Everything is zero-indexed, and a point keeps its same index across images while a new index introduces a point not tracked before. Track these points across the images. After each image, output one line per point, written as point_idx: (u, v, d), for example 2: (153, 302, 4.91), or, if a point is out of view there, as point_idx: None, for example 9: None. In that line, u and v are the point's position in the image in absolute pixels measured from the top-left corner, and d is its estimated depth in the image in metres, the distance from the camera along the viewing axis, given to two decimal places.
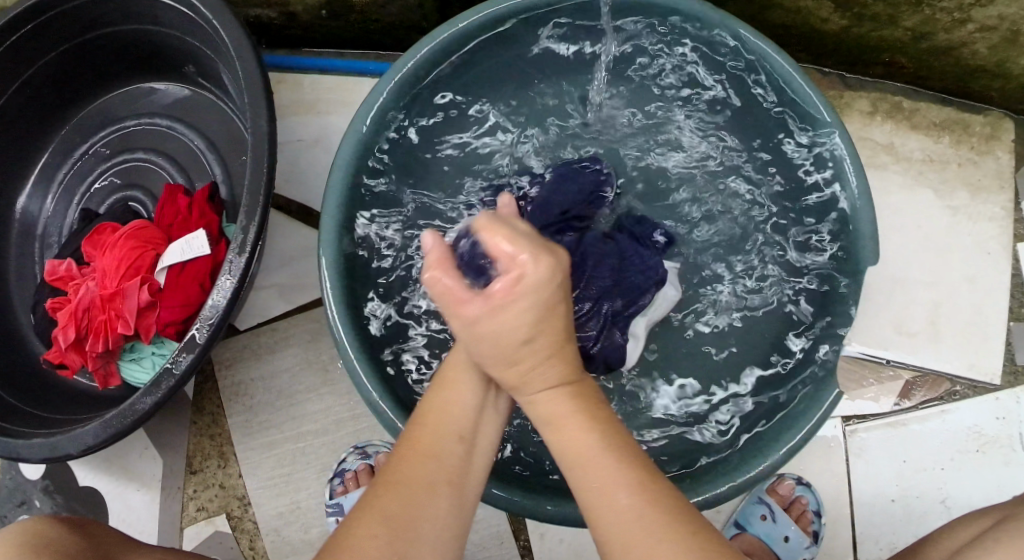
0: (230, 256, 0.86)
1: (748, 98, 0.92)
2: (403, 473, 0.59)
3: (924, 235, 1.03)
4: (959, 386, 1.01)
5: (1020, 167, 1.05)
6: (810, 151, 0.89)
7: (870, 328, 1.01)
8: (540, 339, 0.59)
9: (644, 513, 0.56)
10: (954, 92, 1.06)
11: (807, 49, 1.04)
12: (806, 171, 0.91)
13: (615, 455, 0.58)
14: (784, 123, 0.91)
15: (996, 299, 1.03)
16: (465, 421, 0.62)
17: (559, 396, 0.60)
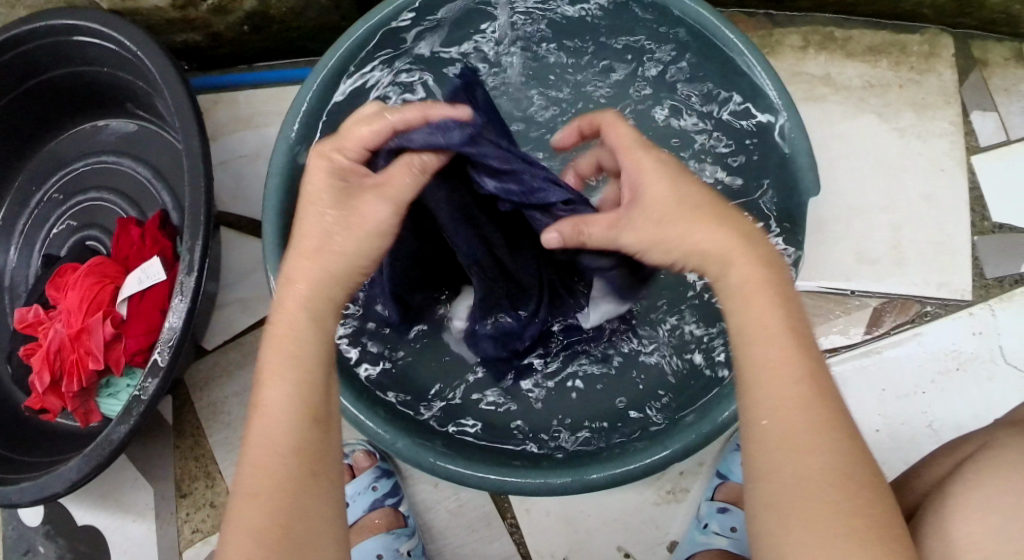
0: (180, 277, 0.88)
1: (666, 46, 0.92)
2: (252, 479, 0.56)
3: (874, 160, 1.02)
4: (929, 306, 1.00)
5: (963, 81, 1.05)
6: (734, 86, 0.89)
7: (830, 261, 1.01)
8: (787, 361, 0.56)
9: (792, 427, 0.54)
10: (886, 15, 1.05)
11: None
12: (737, 114, 0.91)
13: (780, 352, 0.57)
14: (704, 62, 0.90)
15: (957, 215, 1.02)
16: (311, 373, 0.60)
17: (771, 395, 0.56)
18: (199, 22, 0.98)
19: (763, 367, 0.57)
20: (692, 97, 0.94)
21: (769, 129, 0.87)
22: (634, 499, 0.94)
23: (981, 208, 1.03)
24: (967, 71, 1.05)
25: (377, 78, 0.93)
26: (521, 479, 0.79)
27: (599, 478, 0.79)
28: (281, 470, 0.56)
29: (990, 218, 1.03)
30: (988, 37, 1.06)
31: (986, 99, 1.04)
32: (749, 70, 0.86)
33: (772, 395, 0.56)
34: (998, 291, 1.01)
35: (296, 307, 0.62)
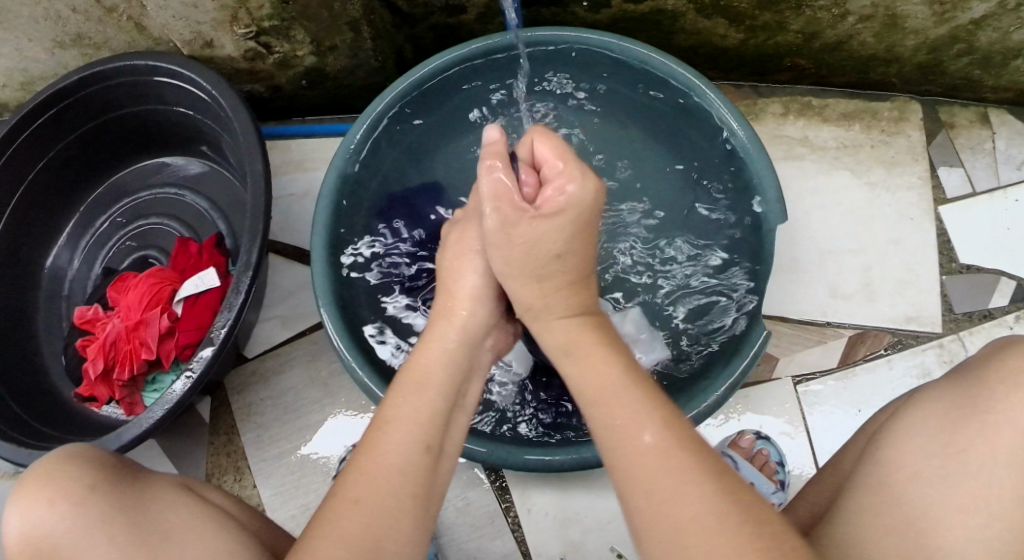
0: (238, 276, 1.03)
1: (653, 102, 1.07)
2: (364, 488, 0.64)
3: (846, 208, 1.12)
4: (899, 337, 1.08)
5: (930, 141, 1.16)
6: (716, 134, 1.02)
7: (806, 294, 1.09)
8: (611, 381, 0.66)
9: (664, 433, 0.62)
10: (858, 85, 1.18)
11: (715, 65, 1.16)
12: (718, 157, 1.04)
13: (614, 374, 0.66)
14: (687, 113, 1.05)
15: (927, 254, 1.11)
16: (432, 399, 0.70)
17: (657, 476, 0.59)
18: (264, 74, 1.16)
19: (611, 392, 0.65)
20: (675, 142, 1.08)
21: (747, 168, 1.00)
22: None
23: (949, 251, 1.12)
24: (935, 132, 1.16)
25: (409, 128, 1.08)
26: (521, 456, 0.89)
27: (592, 456, 0.89)
28: (397, 493, 0.64)
29: (957, 261, 1.12)
30: (953, 103, 1.19)
31: (951, 157, 1.15)
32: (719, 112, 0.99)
33: (625, 406, 0.64)
34: (967, 325, 1.10)
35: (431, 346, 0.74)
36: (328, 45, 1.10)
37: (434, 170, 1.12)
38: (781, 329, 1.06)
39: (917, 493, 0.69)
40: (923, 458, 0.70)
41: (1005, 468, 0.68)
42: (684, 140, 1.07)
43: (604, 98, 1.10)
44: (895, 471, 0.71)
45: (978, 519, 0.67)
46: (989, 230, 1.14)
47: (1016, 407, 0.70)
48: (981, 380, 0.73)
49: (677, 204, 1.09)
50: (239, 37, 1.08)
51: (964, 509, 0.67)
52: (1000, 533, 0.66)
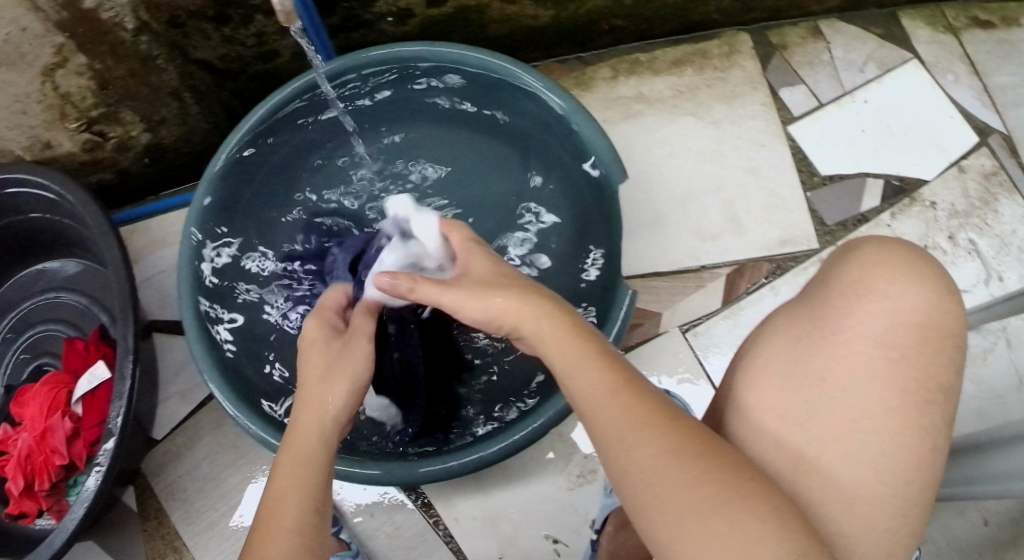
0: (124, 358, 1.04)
1: (475, 96, 1.10)
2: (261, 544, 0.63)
3: (694, 151, 1.12)
4: (777, 263, 1.09)
5: (766, 66, 1.17)
6: (538, 111, 1.06)
7: (674, 243, 1.09)
8: (583, 373, 0.69)
9: (632, 414, 0.65)
10: (682, 30, 1.18)
11: (536, 46, 1.16)
12: (546, 128, 1.07)
13: (585, 367, 0.69)
14: (507, 97, 1.08)
15: (784, 175, 1.12)
16: (323, 452, 0.70)
17: (639, 455, 0.63)
18: (107, 161, 1.15)
19: (583, 392, 0.68)
20: (502, 128, 1.11)
21: (573, 133, 1.03)
22: (547, 489, 1.03)
23: (808, 167, 1.13)
24: (768, 57, 1.17)
25: (253, 179, 1.08)
26: (430, 469, 0.89)
27: (491, 453, 0.89)
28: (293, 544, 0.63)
29: (818, 175, 1.13)
30: (781, 25, 1.21)
31: (790, 77, 1.17)
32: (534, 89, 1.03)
33: (593, 396, 0.67)
34: (844, 234, 1.11)
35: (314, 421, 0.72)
36: (158, 117, 1.11)
37: (292, 216, 1.12)
38: (655, 283, 1.07)
39: (792, 426, 0.71)
40: (788, 390, 0.72)
41: (868, 382, 0.69)
42: (513, 123, 1.10)
43: (430, 105, 1.12)
44: (766, 410, 0.72)
45: (861, 439, 0.68)
46: (845, 138, 1.16)
47: (863, 315, 0.71)
48: (823, 298, 0.74)
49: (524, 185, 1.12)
50: (73, 132, 1.07)
51: (843, 429, 0.69)
52: (882, 441, 0.68)
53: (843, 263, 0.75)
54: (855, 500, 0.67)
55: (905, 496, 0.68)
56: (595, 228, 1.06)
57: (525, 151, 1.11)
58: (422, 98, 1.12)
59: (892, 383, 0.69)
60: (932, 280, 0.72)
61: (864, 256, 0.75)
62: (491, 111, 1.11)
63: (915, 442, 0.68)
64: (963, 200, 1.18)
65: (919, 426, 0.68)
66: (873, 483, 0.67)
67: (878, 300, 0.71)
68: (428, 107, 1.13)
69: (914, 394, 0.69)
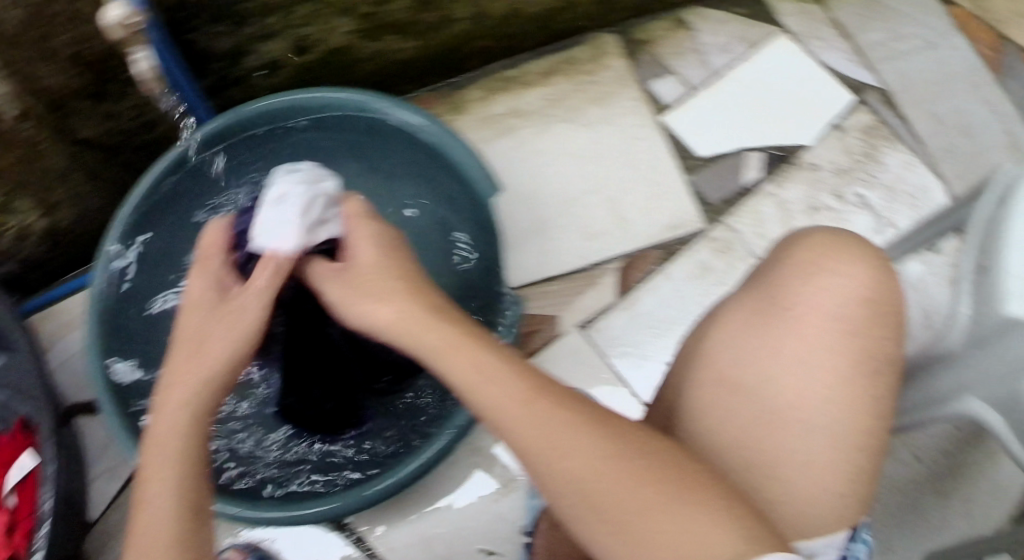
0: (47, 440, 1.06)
1: (346, 133, 1.15)
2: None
3: (571, 155, 1.15)
4: (665, 249, 1.14)
5: (634, 63, 1.19)
6: (404, 138, 1.11)
7: (563, 247, 1.13)
8: (487, 377, 0.65)
9: (559, 418, 0.63)
10: (549, 41, 1.21)
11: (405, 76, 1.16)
12: (415, 153, 1.12)
13: (492, 374, 0.65)
14: (375, 129, 1.13)
15: (661, 163, 1.16)
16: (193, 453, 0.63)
17: (579, 462, 0.62)
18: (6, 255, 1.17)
19: (497, 401, 0.65)
20: (379, 161, 1.17)
21: (438, 151, 1.09)
22: (476, 504, 1.05)
23: (685, 152, 1.16)
24: (637, 53, 1.20)
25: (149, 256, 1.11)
26: (352, 499, 0.92)
27: (407, 471, 0.93)
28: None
29: (696, 157, 1.16)
30: (642, 21, 1.22)
31: (660, 69, 1.19)
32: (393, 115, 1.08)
33: (511, 408, 0.64)
34: (728, 210, 1.15)
35: (183, 423, 0.64)
36: (53, 202, 1.14)
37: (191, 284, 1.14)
38: (551, 288, 1.12)
39: (748, 402, 0.73)
40: (742, 368, 0.74)
41: (821, 358, 0.72)
42: (386, 155, 1.15)
43: (306, 153, 1.16)
44: (721, 390, 0.75)
45: (816, 410, 0.71)
46: (720, 120, 1.18)
47: (812, 293, 0.75)
48: (774, 281, 0.77)
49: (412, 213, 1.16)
50: None
51: (799, 404, 0.72)
52: (835, 413, 0.71)
53: (792, 246, 0.79)
54: (814, 472, 0.70)
55: (856, 464, 0.71)
56: (478, 242, 1.10)
57: (404, 183, 1.16)
58: (298, 147, 1.16)
59: (842, 358, 0.73)
60: (873, 257, 0.77)
61: (811, 239, 0.79)
62: (365, 148, 1.16)
63: (864, 412, 0.72)
64: (845, 156, 1.20)
65: (867, 397, 0.72)
66: (825, 454, 0.70)
67: (830, 280, 0.75)
68: (304, 156, 1.17)
69: (863, 370, 0.73)
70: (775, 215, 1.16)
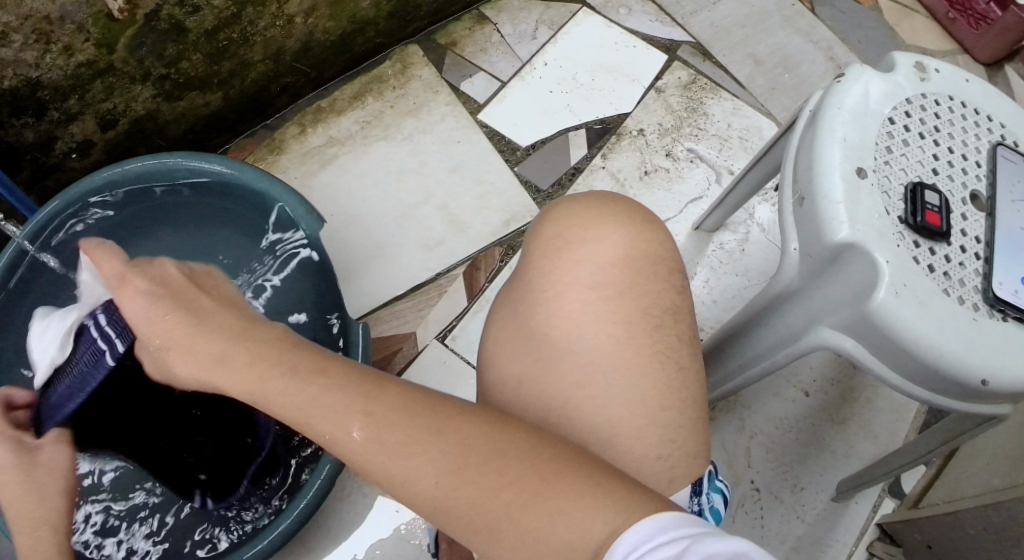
0: None
1: (165, 199, 1.10)
2: None
3: (395, 170, 1.16)
4: (508, 243, 1.13)
5: (441, 68, 1.22)
6: (219, 188, 1.08)
7: (405, 264, 1.11)
8: (302, 406, 0.57)
9: (398, 432, 0.56)
10: (353, 65, 1.22)
11: (222, 129, 1.19)
12: (234, 201, 1.09)
13: (306, 398, 0.57)
14: (192, 188, 1.09)
15: (487, 159, 1.16)
16: None
17: (424, 479, 0.55)
18: None
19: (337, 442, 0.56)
20: (206, 219, 1.13)
21: (256, 194, 1.05)
22: (364, 546, 1.01)
23: (508, 144, 1.17)
24: (439, 60, 1.22)
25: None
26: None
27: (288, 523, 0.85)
28: None
29: (521, 147, 1.17)
30: (446, 25, 1.25)
31: (468, 69, 1.21)
32: (202, 168, 1.04)
33: (344, 435, 0.56)
34: (563, 192, 1.15)
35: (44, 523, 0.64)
36: None
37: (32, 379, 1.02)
38: (400, 307, 1.09)
39: (535, 390, 0.69)
40: (526, 359, 0.70)
41: (590, 326, 0.68)
42: (212, 209, 1.12)
43: (129, 229, 1.10)
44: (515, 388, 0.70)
45: (604, 382, 0.67)
46: (535, 105, 1.20)
47: (569, 265, 0.71)
48: (531, 260, 0.73)
49: (254, 268, 1.12)
50: None
51: (583, 381, 0.67)
52: (618, 377, 0.67)
53: (543, 221, 0.75)
54: (616, 442, 0.66)
55: (664, 424, 0.67)
56: (319, 277, 1.07)
57: (236, 234, 1.13)
58: (124, 224, 1.10)
59: (610, 321, 0.69)
60: (624, 214, 0.73)
61: (565, 208, 0.75)
62: (188, 209, 1.12)
63: (657, 369, 0.68)
64: (669, 116, 1.22)
65: (658, 353, 0.68)
66: (627, 422, 0.66)
67: (582, 246, 0.71)
68: (129, 233, 1.11)
69: (640, 325, 0.69)
70: (610, 186, 1.17)
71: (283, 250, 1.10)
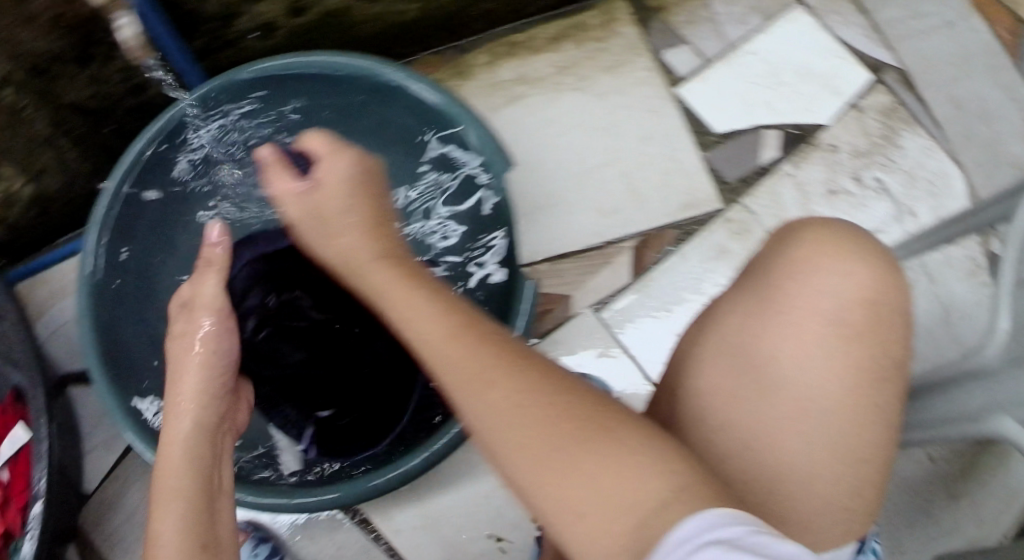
0: (41, 427, 1.02)
1: (351, 97, 1.06)
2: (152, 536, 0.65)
3: (582, 124, 1.11)
4: (682, 229, 1.09)
5: (647, 30, 1.15)
6: (411, 107, 1.02)
7: (574, 224, 1.08)
8: (473, 367, 0.57)
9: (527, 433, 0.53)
10: (556, 5, 1.16)
11: (411, 41, 1.14)
12: (421, 123, 1.03)
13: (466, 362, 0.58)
14: (381, 96, 1.04)
15: (676, 138, 1.11)
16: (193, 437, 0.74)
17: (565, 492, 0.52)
18: None
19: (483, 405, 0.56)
20: (386, 128, 1.09)
21: (451, 126, 0.99)
22: (473, 492, 1.06)
23: (701, 127, 1.12)
24: (647, 21, 1.15)
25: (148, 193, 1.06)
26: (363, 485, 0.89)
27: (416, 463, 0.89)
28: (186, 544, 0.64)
29: (712, 134, 1.12)
30: None
31: (672, 38, 1.15)
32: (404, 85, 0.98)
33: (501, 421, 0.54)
34: (745, 190, 1.11)
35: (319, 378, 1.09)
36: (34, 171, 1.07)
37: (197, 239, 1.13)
38: (561, 266, 1.06)
39: (741, 413, 0.68)
40: (732, 368, 0.69)
41: (816, 361, 0.66)
42: (395, 120, 1.07)
43: (304, 114, 1.10)
44: (714, 390, 0.70)
45: (811, 416, 0.65)
46: (734, 92, 1.14)
47: (807, 294, 0.68)
48: (765, 273, 0.71)
49: (424, 180, 1.10)
50: None
51: (795, 414, 0.66)
52: (835, 415, 0.65)
53: (785, 240, 0.72)
54: (818, 480, 0.65)
55: (858, 473, 0.65)
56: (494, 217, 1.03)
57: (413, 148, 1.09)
58: (301, 108, 1.09)
59: (837, 361, 0.66)
60: (868, 251, 0.69)
61: (809, 238, 0.70)
62: (371, 113, 1.08)
63: (868, 419, 0.66)
64: (863, 139, 1.17)
65: (871, 403, 0.66)
66: (822, 464, 0.65)
67: (822, 278, 0.68)
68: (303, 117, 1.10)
69: (865, 372, 0.66)
70: (793, 197, 1.13)
71: (458, 177, 1.07)
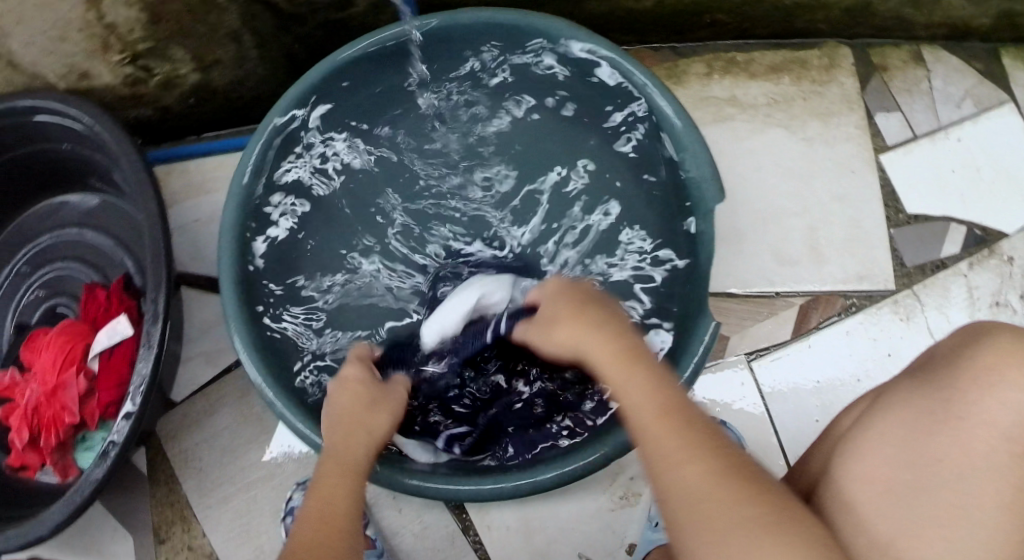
0: (148, 326, 0.94)
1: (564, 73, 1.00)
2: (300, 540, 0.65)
3: (780, 165, 1.07)
4: (854, 300, 1.04)
5: (865, 87, 1.12)
6: (629, 98, 0.97)
7: (749, 265, 1.04)
8: (671, 462, 0.59)
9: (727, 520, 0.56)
10: (782, 35, 1.13)
11: (630, 30, 1.10)
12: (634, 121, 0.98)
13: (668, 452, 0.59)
14: (598, 81, 0.98)
15: (869, 205, 1.07)
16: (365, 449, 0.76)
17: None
18: (150, 97, 1.05)
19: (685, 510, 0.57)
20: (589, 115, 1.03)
21: (667, 132, 0.94)
22: (588, 507, 0.98)
23: (895, 201, 1.08)
24: (867, 77, 1.12)
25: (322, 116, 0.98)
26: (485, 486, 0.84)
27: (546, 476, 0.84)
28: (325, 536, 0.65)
29: (904, 211, 1.08)
30: (884, 45, 1.15)
31: (888, 101, 1.12)
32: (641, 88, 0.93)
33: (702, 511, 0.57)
34: (920, 277, 1.06)
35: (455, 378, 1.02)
36: (211, 58, 1.02)
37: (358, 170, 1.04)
38: (727, 304, 1.03)
39: (898, 504, 0.64)
40: (898, 459, 0.65)
41: (982, 470, 0.63)
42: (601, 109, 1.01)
43: (511, 79, 1.03)
44: (869, 472, 0.66)
45: (963, 524, 0.62)
46: (934, 173, 1.11)
47: (992, 402, 0.64)
48: (949, 370, 0.67)
49: (614, 180, 1.03)
50: (115, 64, 0.98)
51: (949, 516, 0.62)
52: (989, 529, 0.62)
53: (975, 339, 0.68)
54: None
55: None
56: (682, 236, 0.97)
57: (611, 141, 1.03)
58: (507, 75, 1.02)
59: (1003, 479, 0.63)
60: None
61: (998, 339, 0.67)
62: (579, 95, 1.02)
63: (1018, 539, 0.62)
64: None
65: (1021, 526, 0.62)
66: None
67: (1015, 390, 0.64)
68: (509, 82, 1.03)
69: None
70: (960, 297, 1.06)
71: (654, 188, 1.00)
